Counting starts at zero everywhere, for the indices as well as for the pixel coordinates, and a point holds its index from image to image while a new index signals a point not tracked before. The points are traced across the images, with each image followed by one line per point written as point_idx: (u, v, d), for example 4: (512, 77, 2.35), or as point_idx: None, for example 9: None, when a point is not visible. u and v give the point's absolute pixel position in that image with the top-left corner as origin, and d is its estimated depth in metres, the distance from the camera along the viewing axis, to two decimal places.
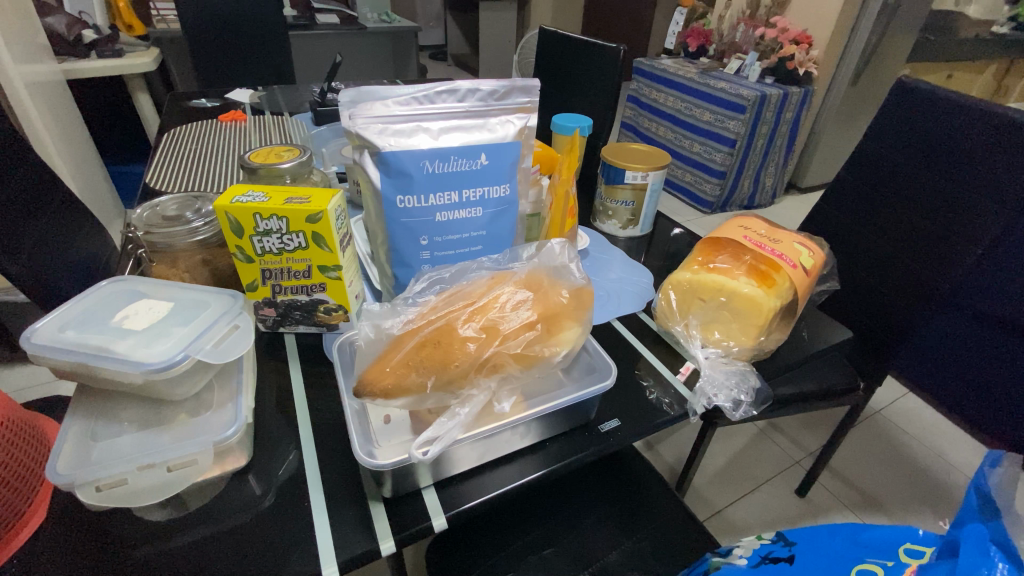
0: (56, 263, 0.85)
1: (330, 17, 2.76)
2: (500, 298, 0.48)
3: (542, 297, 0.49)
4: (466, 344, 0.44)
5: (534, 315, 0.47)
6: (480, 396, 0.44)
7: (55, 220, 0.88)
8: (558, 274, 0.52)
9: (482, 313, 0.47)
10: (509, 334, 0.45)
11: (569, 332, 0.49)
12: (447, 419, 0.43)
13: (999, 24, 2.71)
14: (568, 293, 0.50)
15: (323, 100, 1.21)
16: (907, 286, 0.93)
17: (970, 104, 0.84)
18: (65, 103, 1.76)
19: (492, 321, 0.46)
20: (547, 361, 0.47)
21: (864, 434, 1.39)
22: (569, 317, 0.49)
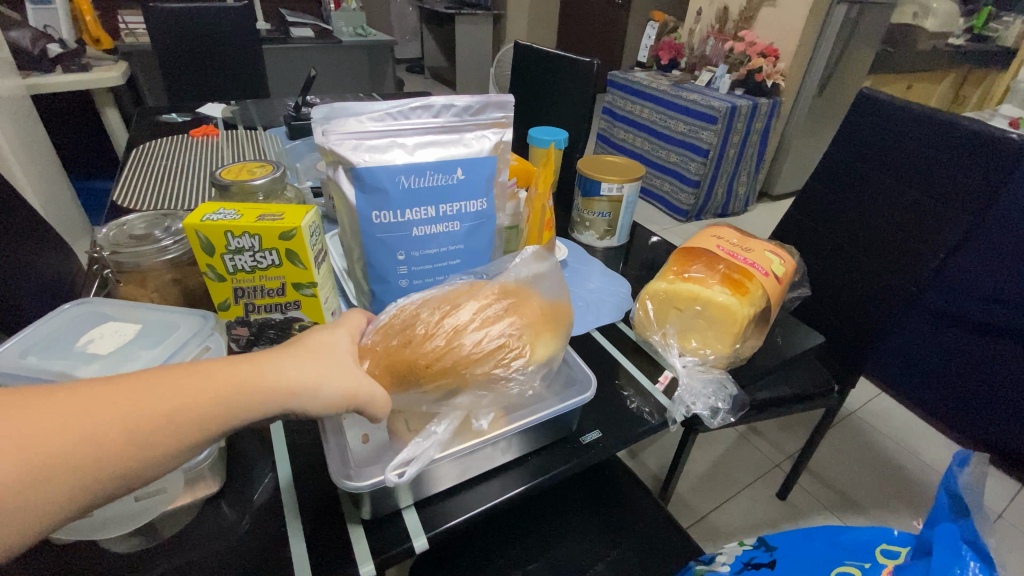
0: (19, 284, 0.82)
1: (304, 30, 2.75)
2: (478, 308, 0.48)
3: (520, 305, 0.49)
4: (433, 358, 0.44)
5: (513, 323, 0.48)
6: (452, 416, 0.44)
7: (16, 241, 0.85)
8: (537, 285, 0.52)
9: (457, 321, 0.47)
10: (484, 342, 0.46)
11: (547, 343, 0.49)
12: (422, 439, 0.42)
13: (953, 37, 2.85)
14: (547, 305, 0.51)
15: (298, 114, 1.20)
16: (876, 291, 0.96)
17: (928, 116, 0.88)
18: (28, 118, 1.71)
19: (463, 333, 0.46)
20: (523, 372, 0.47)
21: (840, 435, 1.42)
22: (548, 328, 0.49)
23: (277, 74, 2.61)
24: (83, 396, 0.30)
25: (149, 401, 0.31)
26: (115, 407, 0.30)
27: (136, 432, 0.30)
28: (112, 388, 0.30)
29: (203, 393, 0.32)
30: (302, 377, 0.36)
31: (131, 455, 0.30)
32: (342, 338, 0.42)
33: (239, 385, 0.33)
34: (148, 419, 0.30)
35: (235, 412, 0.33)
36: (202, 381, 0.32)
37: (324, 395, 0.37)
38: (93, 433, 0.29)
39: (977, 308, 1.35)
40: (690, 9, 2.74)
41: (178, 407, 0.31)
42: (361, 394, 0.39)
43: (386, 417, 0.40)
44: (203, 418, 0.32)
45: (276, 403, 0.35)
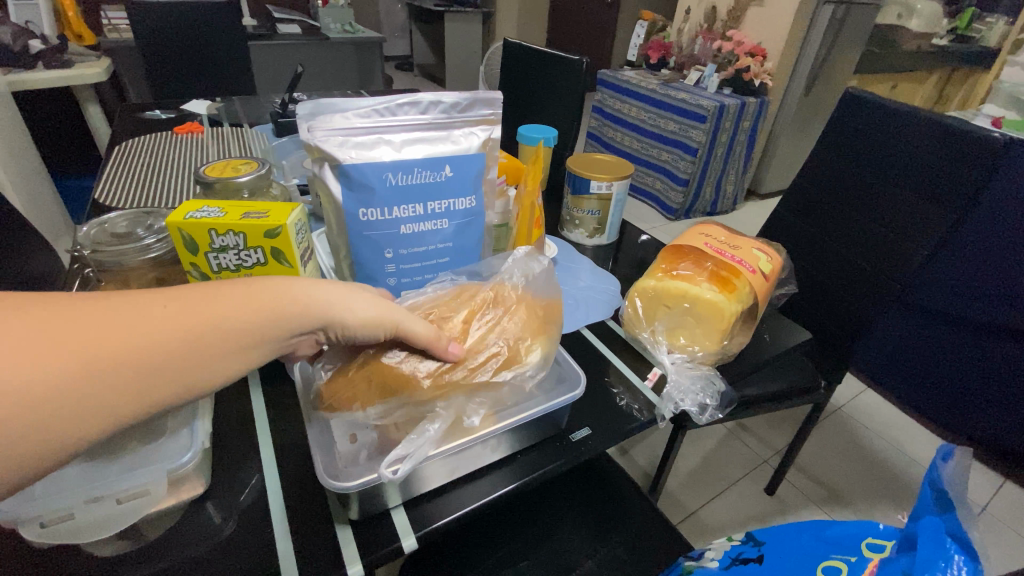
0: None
1: (291, 27, 2.72)
2: (478, 312, 0.48)
3: (521, 311, 0.49)
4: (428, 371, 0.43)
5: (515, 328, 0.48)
6: (446, 410, 0.43)
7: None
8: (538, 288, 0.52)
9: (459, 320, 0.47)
10: (484, 346, 0.46)
11: (545, 348, 0.49)
12: (415, 436, 0.42)
13: (937, 38, 2.89)
14: (546, 310, 0.51)
15: (284, 112, 1.19)
16: (862, 288, 0.97)
17: (912, 114, 0.89)
18: (7, 115, 1.67)
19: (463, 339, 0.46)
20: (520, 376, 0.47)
21: (827, 430, 1.43)
22: (546, 334, 0.49)
23: (264, 72, 2.58)
24: (140, 306, 0.34)
25: (196, 309, 0.35)
26: (167, 312, 0.34)
27: (188, 337, 0.34)
28: (162, 298, 0.34)
29: (243, 305, 0.37)
30: (327, 295, 0.41)
31: (186, 359, 0.34)
32: (369, 288, 0.45)
33: (265, 300, 0.37)
34: (196, 325, 0.34)
35: (273, 326, 0.38)
36: (242, 295, 0.37)
37: (352, 313, 0.41)
38: (153, 335, 0.33)
39: (960, 304, 1.37)
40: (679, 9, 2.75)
41: (222, 318, 0.35)
42: (387, 315, 0.43)
43: (423, 340, 0.43)
44: (246, 329, 0.36)
45: (308, 319, 0.39)
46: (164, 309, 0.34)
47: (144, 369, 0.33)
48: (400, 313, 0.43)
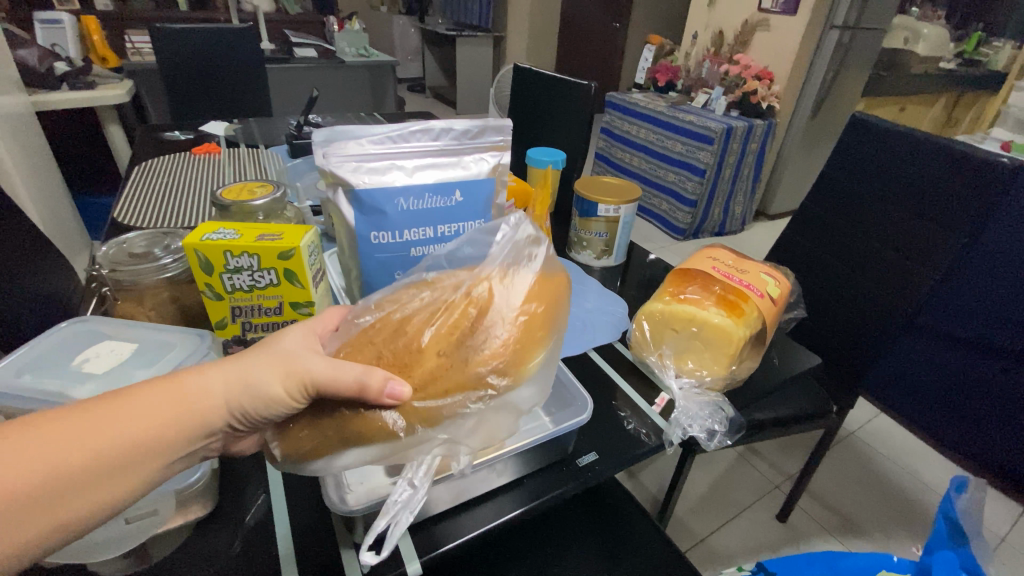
0: (18, 302, 0.83)
1: (308, 50, 2.80)
2: (440, 328, 0.41)
3: (499, 322, 0.41)
4: (390, 414, 0.38)
5: (503, 340, 0.41)
6: (438, 447, 0.39)
7: (12, 259, 0.86)
8: (522, 284, 0.44)
9: (416, 344, 0.40)
10: (454, 373, 0.39)
11: (543, 353, 0.42)
12: (398, 496, 0.39)
13: (945, 62, 2.91)
14: (536, 306, 0.43)
15: (300, 134, 1.22)
16: (873, 313, 0.96)
17: (921, 141, 0.89)
18: (32, 134, 1.73)
19: (421, 368, 0.39)
20: (513, 395, 0.41)
21: (840, 455, 1.40)
22: (538, 336, 0.42)
23: (281, 93, 2.65)
24: (27, 433, 0.32)
25: (88, 427, 0.34)
26: (57, 440, 0.33)
27: (84, 456, 0.33)
28: (50, 420, 0.33)
29: (138, 415, 0.35)
30: (229, 380, 0.38)
31: (99, 475, 0.34)
32: (288, 343, 0.41)
33: (162, 409, 0.36)
34: (89, 444, 0.33)
35: (172, 431, 0.36)
36: (139, 401, 0.35)
37: (258, 397, 0.38)
38: (51, 469, 0.32)
39: (975, 328, 1.35)
40: (686, 33, 2.80)
41: (116, 432, 0.34)
42: (295, 373, 0.38)
43: (350, 390, 0.37)
44: (151, 441, 0.35)
45: (210, 417, 0.37)
46: (55, 430, 0.33)
47: (43, 493, 0.32)
48: (305, 361, 0.38)
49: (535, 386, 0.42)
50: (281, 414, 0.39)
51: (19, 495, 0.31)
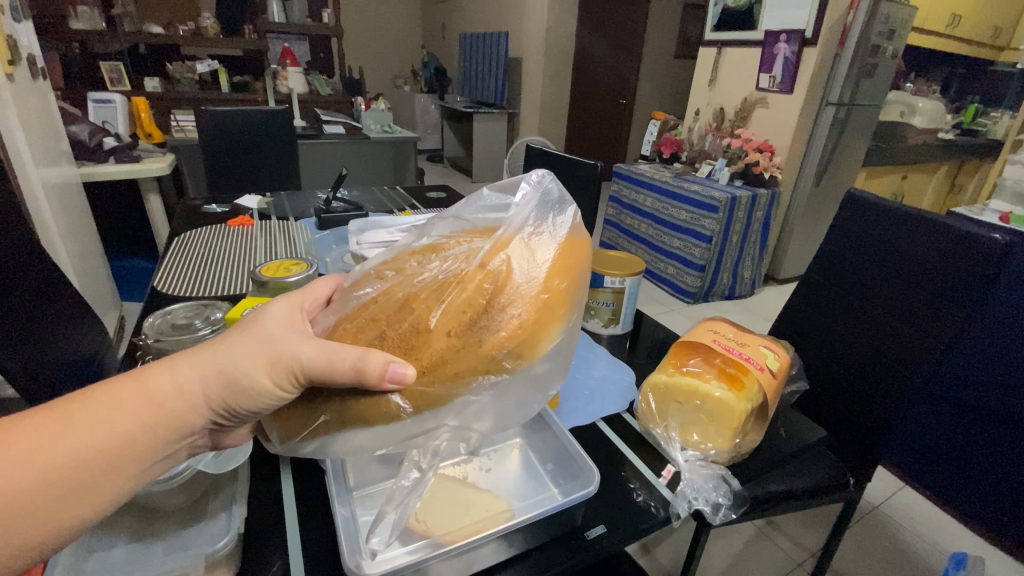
0: (44, 367, 0.86)
1: (336, 127, 3.04)
2: (448, 308, 0.42)
3: (505, 306, 0.43)
4: (397, 399, 0.41)
5: (516, 320, 0.43)
6: (447, 433, 0.44)
7: (49, 324, 0.92)
8: (537, 260, 0.45)
9: (423, 325, 0.42)
10: (464, 355, 0.42)
11: (553, 336, 0.44)
12: (404, 481, 0.43)
13: (942, 134, 3.04)
14: (551, 283, 0.44)
15: (327, 208, 1.32)
16: (882, 380, 0.96)
17: (915, 218, 0.94)
18: (77, 203, 1.87)
19: (429, 350, 0.41)
20: (517, 378, 0.44)
21: (865, 530, 1.33)
22: (550, 316, 0.44)
23: (311, 166, 2.84)
24: (15, 437, 0.34)
25: (74, 429, 0.36)
26: (37, 438, 0.35)
27: (75, 458, 0.35)
28: (32, 421, 0.35)
29: (124, 412, 0.38)
30: (211, 373, 0.40)
31: (88, 470, 0.36)
32: (266, 326, 0.43)
33: (140, 403, 0.38)
34: (72, 442, 0.36)
35: (159, 426, 0.38)
36: (122, 399, 0.38)
37: (242, 388, 0.40)
38: (38, 467, 0.34)
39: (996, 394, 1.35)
40: (689, 110, 2.99)
41: (106, 428, 0.37)
42: (284, 358, 0.41)
43: (352, 376, 0.40)
44: (133, 434, 0.37)
45: (196, 411, 0.40)
46: (46, 432, 0.35)
47: (44, 494, 0.35)
48: (296, 347, 0.41)
49: (546, 364, 0.45)
50: (272, 402, 0.42)
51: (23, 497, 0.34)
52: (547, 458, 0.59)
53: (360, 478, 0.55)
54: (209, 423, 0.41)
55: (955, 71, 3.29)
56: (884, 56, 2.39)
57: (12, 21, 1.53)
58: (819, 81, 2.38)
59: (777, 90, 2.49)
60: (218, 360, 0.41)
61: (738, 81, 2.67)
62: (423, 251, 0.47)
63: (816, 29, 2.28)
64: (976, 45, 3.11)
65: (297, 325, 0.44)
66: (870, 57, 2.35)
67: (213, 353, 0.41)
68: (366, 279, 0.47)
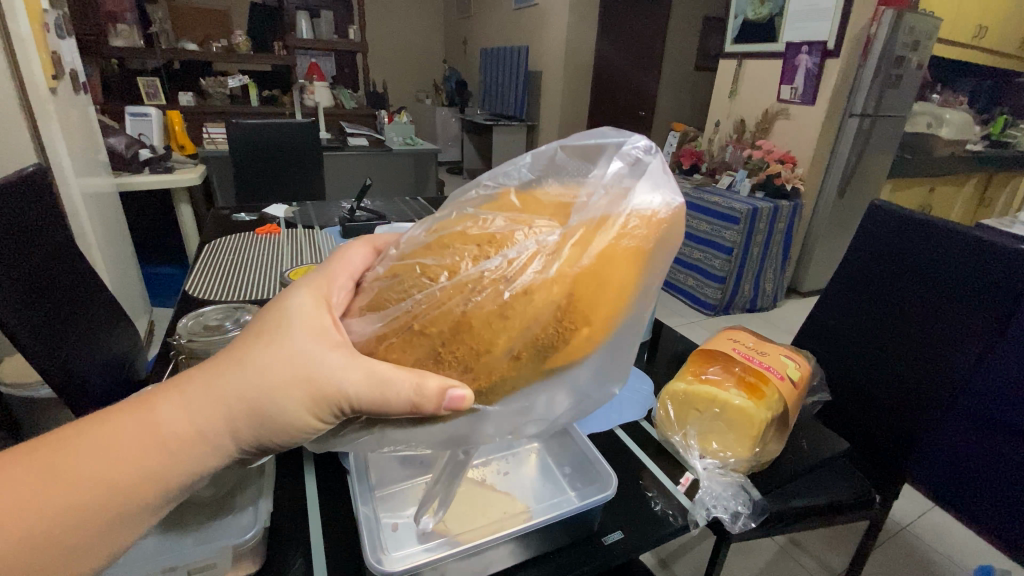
0: (79, 369, 0.90)
1: (360, 140, 3.12)
2: (517, 335, 0.37)
3: (589, 325, 0.37)
4: (453, 420, 0.40)
5: (598, 337, 0.38)
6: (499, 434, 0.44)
7: (86, 327, 0.96)
8: (631, 258, 0.37)
9: (485, 347, 0.38)
10: (528, 374, 0.39)
11: (632, 338, 0.41)
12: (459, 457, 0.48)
13: (970, 147, 2.97)
14: (641, 284, 0.39)
15: (351, 217, 1.35)
16: (909, 394, 0.94)
17: (944, 228, 0.92)
18: (113, 212, 1.95)
19: (490, 372, 0.39)
20: (583, 384, 0.42)
21: (893, 550, 1.29)
22: (633, 326, 0.40)
23: (335, 178, 2.91)
24: (52, 468, 0.37)
25: (86, 476, 0.37)
26: (68, 471, 0.37)
27: (89, 505, 0.37)
28: (66, 451, 0.38)
29: (137, 457, 0.38)
30: (234, 409, 0.39)
31: (114, 507, 0.38)
32: (296, 342, 0.40)
33: (160, 441, 0.38)
34: (98, 477, 0.37)
35: (179, 471, 0.39)
36: (139, 438, 0.38)
37: (270, 420, 0.40)
38: (68, 503, 0.37)
39: (1007, 409, 1.33)
40: (709, 121, 2.98)
41: (128, 465, 0.38)
42: (322, 387, 0.39)
43: (403, 406, 0.38)
44: (154, 475, 0.38)
45: (215, 451, 0.40)
46: (66, 472, 0.37)
47: (70, 535, 0.37)
48: (337, 377, 0.39)
49: (618, 364, 0.42)
50: (309, 436, 0.42)
51: (51, 536, 0.36)
52: (565, 462, 0.60)
53: (382, 477, 0.56)
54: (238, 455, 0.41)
55: (982, 82, 3.23)
56: (909, 67, 2.36)
57: (57, 38, 1.62)
58: (843, 92, 2.36)
59: (799, 101, 2.47)
60: (241, 393, 0.39)
61: (759, 93, 2.65)
62: (479, 239, 0.40)
63: (838, 41, 2.26)
64: (1004, 55, 3.06)
65: (329, 336, 0.41)
66: (895, 68, 2.31)
67: (234, 386, 0.39)
68: (409, 279, 0.40)
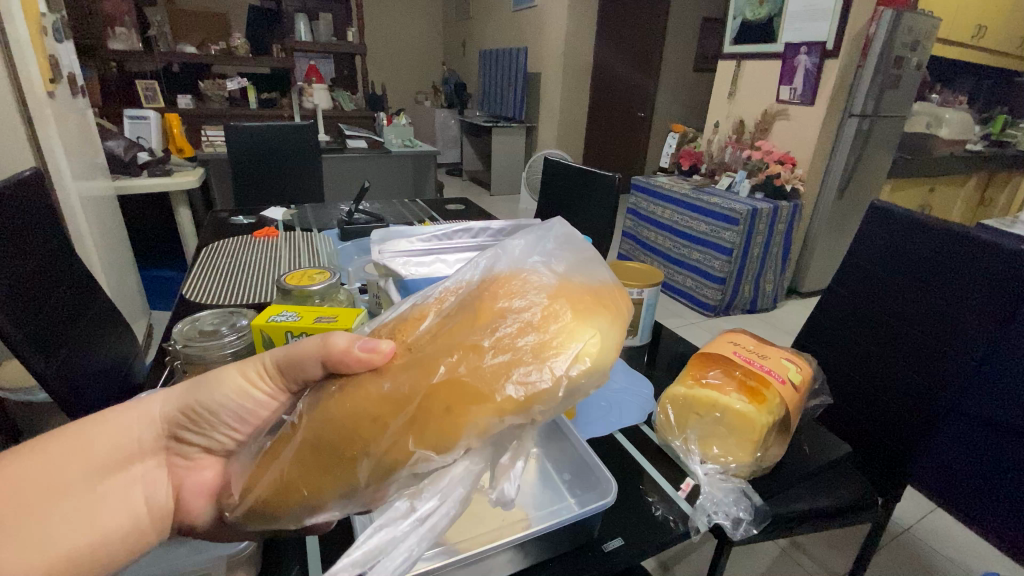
0: (76, 373, 0.89)
1: (359, 142, 3.12)
2: (440, 306, 0.39)
3: (505, 282, 0.38)
4: (380, 380, 0.35)
5: (520, 293, 0.37)
6: (461, 460, 0.34)
7: (83, 332, 0.96)
8: (546, 256, 0.41)
9: (415, 317, 0.39)
10: (455, 330, 0.36)
11: (578, 322, 0.36)
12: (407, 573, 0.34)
13: (969, 147, 2.98)
14: (553, 261, 0.41)
15: (350, 219, 1.35)
16: (913, 398, 0.93)
17: (944, 230, 0.92)
18: (111, 214, 1.94)
19: (413, 332, 0.38)
20: (526, 364, 0.34)
21: (896, 552, 1.28)
22: (565, 297, 0.37)
23: (336, 181, 2.92)
24: None
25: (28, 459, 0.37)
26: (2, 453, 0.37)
27: (26, 489, 0.35)
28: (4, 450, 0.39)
29: (82, 433, 0.40)
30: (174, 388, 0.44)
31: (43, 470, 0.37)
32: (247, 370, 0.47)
33: (102, 423, 0.41)
34: (31, 451, 0.38)
35: (113, 448, 0.40)
36: (78, 425, 0.40)
37: (203, 384, 0.43)
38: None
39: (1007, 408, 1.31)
40: (708, 122, 2.97)
41: (64, 440, 0.39)
42: (251, 358, 0.43)
43: (318, 353, 0.38)
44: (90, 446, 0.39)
45: (152, 426, 0.42)
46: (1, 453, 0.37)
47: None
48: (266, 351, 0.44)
49: (567, 345, 0.35)
50: (238, 408, 0.42)
51: None
52: (564, 468, 0.59)
53: None
54: (170, 436, 0.42)
55: (981, 82, 3.24)
56: (909, 67, 2.35)
57: (54, 42, 1.62)
58: (842, 92, 2.35)
59: (798, 101, 2.47)
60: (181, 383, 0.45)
61: (758, 93, 2.65)
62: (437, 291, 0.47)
63: (837, 41, 2.26)
64: (1003, 55, 3.06)
65: None
66: (894, 68, 2.31)
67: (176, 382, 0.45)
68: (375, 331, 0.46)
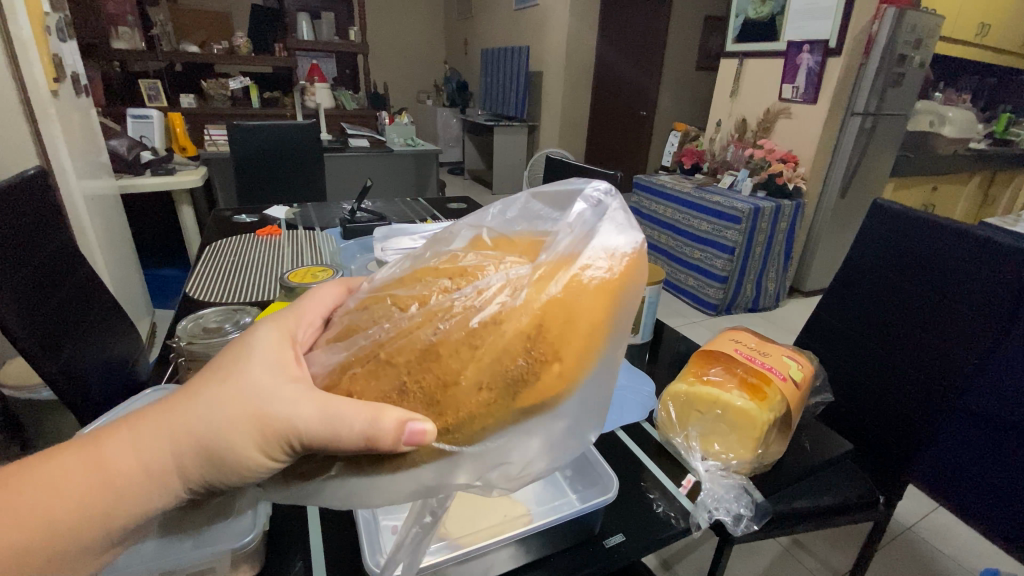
0: (80, 371, 0.90)
1: (361, 140, 3.12)
2: (481, 367, 0.36)
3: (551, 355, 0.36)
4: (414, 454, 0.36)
5: (565, 369, 0.36)
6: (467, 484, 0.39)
7: (88, 331, 0.96)
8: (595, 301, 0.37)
9: (451, 378, 0.36)
10: (496, 409, 0.36)
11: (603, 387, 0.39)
12: (415, 530, 0.41)
13: (973, 145, 2.96)
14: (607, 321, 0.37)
15: (353, 218, 1.36)
16: (916, 398, 0.93)
17: (949, 229, 0.91)
18: (115, 213, 1.95)
19: (459, 410, 0.36)
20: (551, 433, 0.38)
21: (897, 552, 1.28)
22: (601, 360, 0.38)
23: (338, 180, 2.92)
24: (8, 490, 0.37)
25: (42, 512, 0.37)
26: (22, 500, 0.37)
27: (49, 542, 0.37)
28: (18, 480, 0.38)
29: (89, 487, 0.37)
30: (181, 447, 0.38)
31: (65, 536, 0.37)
32: (242, 369, 0.39)
33: (107, 473, 0.38)
34: (47, 509, 0.37)
35: (127, 511, 0.38)
36: (81, 469, 0.38)
37: (222, 461, 0.38)
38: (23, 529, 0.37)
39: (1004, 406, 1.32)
40: (710, 121, 2.97)
41: (75, 495, 0.37)
42: (273, 426, 0.37)
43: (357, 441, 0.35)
44: (101, 509, 0.37)
45: (167, 489, 0.38)
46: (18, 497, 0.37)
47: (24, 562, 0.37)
48: (287, 411, 0.37)
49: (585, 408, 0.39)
50: (259, 477, 0.39)
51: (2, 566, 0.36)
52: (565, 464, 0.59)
53: None
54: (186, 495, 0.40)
55: (985, 80, 3.22)
56: (912, 65, 2.34)
57: (58, 41, 1.62)
58: (845, 90, 2.35)
59: (801, 100, 2.46)
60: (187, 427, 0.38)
61: (760, 92, 2.65)
62: (451, 272, 0.40)
63: (840, 39, 2.25)
64: (1006, 53, 3.05)
65: (290, 368, 0.39)
66: (897, 66, 2.30)
67: (175, 416, 0.38)
68: (379, 307, 0.40)
